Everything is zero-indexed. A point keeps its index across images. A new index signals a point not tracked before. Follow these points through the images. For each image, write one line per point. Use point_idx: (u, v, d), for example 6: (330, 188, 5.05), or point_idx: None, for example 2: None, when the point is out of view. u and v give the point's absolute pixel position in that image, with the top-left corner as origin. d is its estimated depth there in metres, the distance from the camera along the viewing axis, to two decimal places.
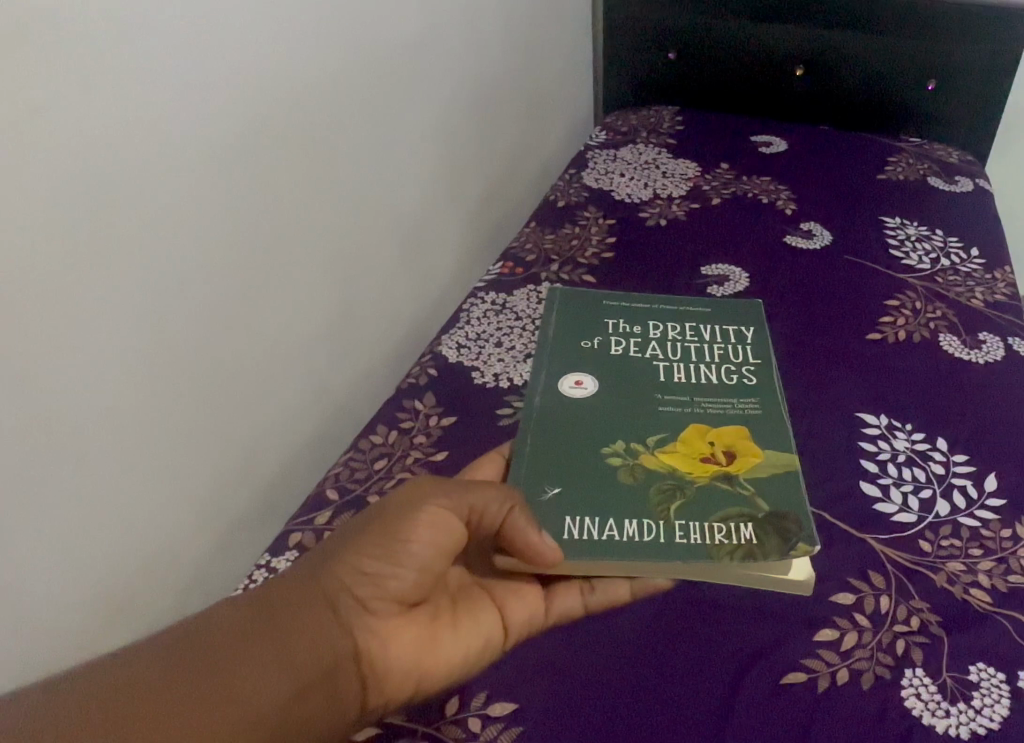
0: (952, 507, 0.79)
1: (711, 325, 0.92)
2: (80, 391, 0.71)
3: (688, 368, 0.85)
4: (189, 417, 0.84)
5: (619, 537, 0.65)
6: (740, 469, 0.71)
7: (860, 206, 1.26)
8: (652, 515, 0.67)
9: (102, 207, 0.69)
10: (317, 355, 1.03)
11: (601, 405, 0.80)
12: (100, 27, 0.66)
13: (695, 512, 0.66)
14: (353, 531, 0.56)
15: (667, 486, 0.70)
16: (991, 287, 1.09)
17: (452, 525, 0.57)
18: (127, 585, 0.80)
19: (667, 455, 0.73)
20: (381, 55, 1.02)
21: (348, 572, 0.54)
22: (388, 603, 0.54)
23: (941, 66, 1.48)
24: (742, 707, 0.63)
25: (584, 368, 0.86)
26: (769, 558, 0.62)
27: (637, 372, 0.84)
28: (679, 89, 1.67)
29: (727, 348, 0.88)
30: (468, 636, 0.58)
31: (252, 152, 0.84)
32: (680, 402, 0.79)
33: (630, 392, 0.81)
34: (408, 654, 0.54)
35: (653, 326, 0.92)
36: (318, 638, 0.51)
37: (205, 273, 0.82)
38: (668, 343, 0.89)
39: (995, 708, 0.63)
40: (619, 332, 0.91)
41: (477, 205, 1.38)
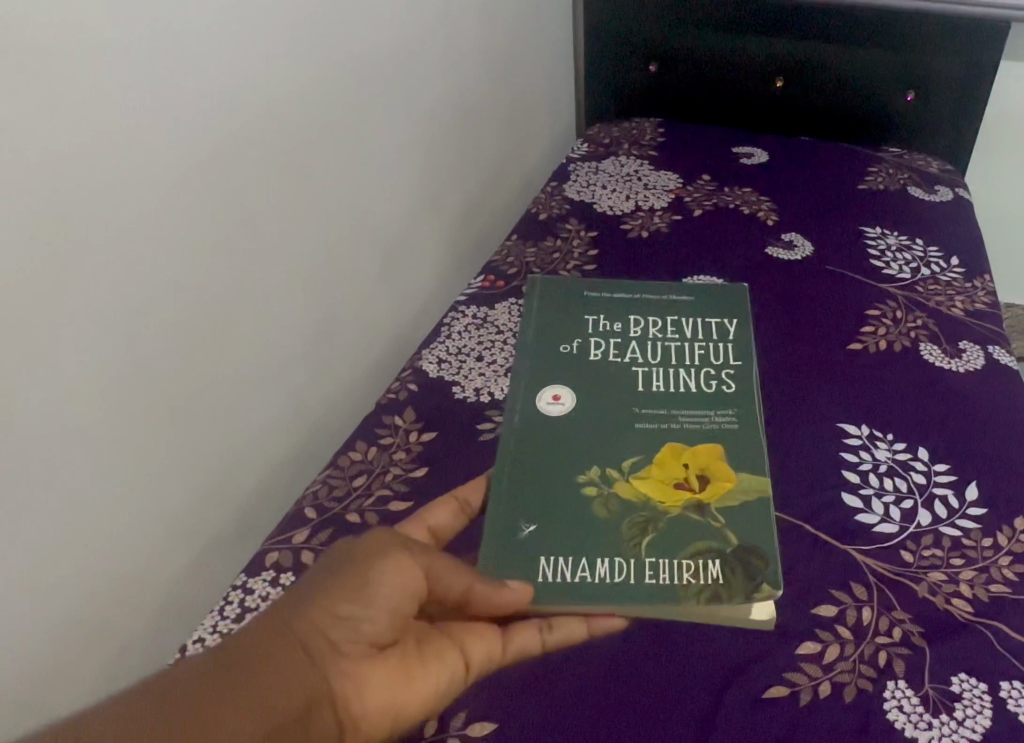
0: (934, 517, 0.79)
1: (691, 318, 0.97)
2: (52, 409, 0.70)
3: (666, 373, 0.90)
4: (163, 437, 0.83)
5: (592, 578, 0.70)
6: (713, 497, 0.76)
7: (841, 216, 1.26)
8: (625, 552, 0.72)
9: (75, 224, 0.69)
10: (296, 369, 1.03)
11: (577, 417, 0.85)
12: (70, 43, 0.66)
13: (666, 548, 0.72)
14: (319, 580, 0.56)
15: (640, 519, 0.74)
16: (970, 296, 1.09)
17: (416, 570, 0.59)
18: (105, 606, 0.80)
19: (640, 482, 0.78)
20: (357, 66, 1.02)
21: (320, 616, 0.53)
22: (361, 645, 0.54)
23: (920, 77, 1.49)
24: (722, 722, 0.63)
25: (561, 376, 0.90)
26: (734, 599, 0.68)
27: (615, 376, 0.90)
28: (659, 100, 1.68)
29: (707, 348, 0.93)
30: (438, 677, 0.57)
31: (227, 165, 0.84)
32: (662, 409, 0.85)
33: (609, 398, 0.87)
34: (386, 693, 0.53)
35: (632, 325, 0.97)
36: (292, 677, 0.50)
37: (179, 287, 0.81)
38: (647, 342, 0.94)
39: (978, 719, 0.63)
40: (599, 333, 0.96)
41: (458, 218, 1.38)
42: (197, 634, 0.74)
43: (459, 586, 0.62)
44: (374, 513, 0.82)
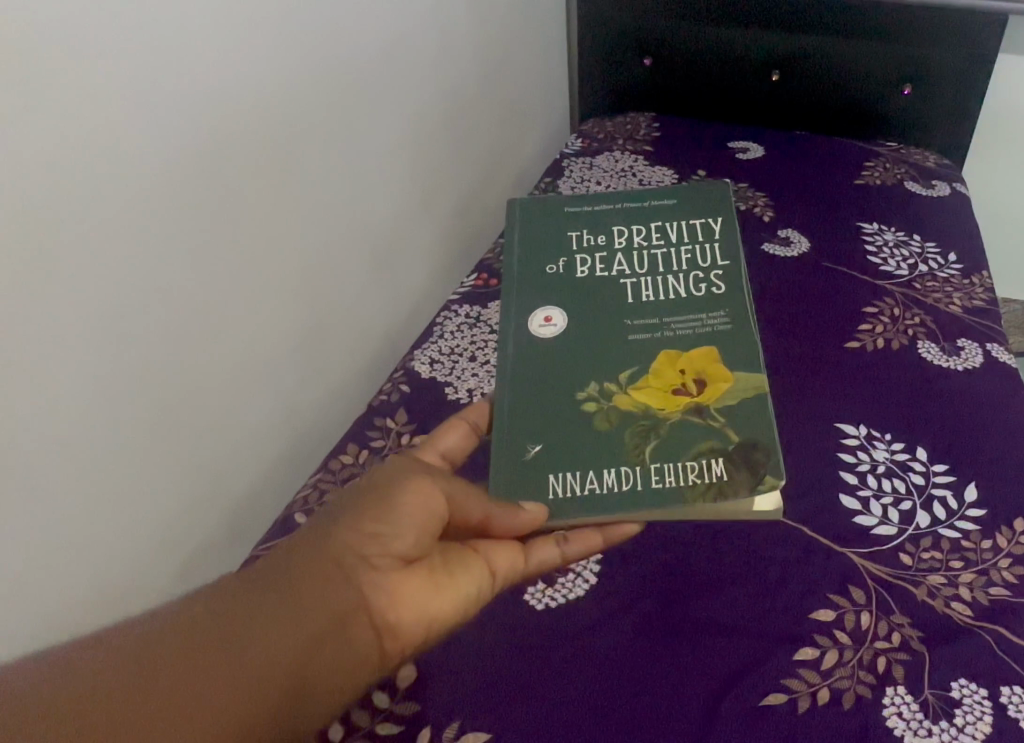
0: (933, 518, 0.78)
1: (674, 213, 0.89)
2: (38, 420, 0.69)
3: (656, 282, 0.84)
4: (151, 444, 0.82)
5: (599, 489, 0.69)
6: (711, 396, 0.74)
7: (837, 212, 1.25)
8: (630, 460, 0.70)
9: (59, 231, 0.68)
10: (287, 372, 1.02)
11: (574, 334, 0.82)
12: (48, 48, 0.64)
13: (668, 453, 0.70)
14: (348, 503, 0.58)
15: (643, 425, 0.73)
16: (968, 292, 1.08)
17: (438, 492, 0.60)
18: (93, 615, 0.79)
19: (639, 391, 0.76)
20: (346, 65, 1.00)
21: (349, 537, 0.56)
22: (390, 560, 0.56)
23: (918, 71, 1.48)
24: (719, 728, 0.62)
25: (550, 295, 0.86)
26: (739, 494, 0.66)
27: (603, 294, 0.85)
28: (654, 94, 1.66)
29: (697, 250, 0.86)
30: (467, 587, 0.59)
31: (216, 166, 0.83)
32: (656, 317, 0.81)
33: (600, 317, 0.82)
34: (414, 602, 0.56)
35: (618, 233, 0.89)
36: (325, 590, 0.53)
37: (166, 292, 0.80)
38: (633, 253, 0.87)
39: (978, 725, 0.62)
40: (583, 249, 0.90)
41: (451, 215, 1.37)
42: None
43: (479, 511, 0.63)
44: None
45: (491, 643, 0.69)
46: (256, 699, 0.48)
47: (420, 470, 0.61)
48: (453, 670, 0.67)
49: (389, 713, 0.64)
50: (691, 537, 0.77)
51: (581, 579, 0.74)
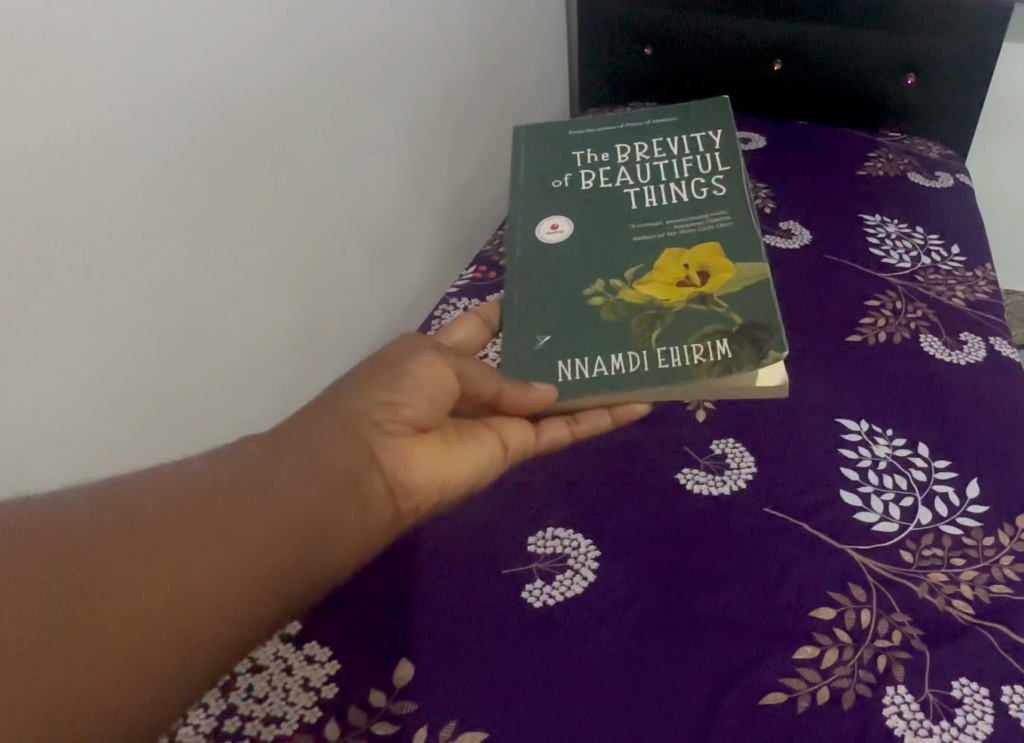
0: (934, 515, 0.77)
1: (679, 135, 1.04)
2: (16, 417, 0.69)
3: (657, 190, 0.98)
4: (141, 440, 0.83)
5: (608, 371, 0.80)
6: (716, 288, 0.84)
7: (839, 203, 1.24)
8: (637, 345, 0.81)
9: (39, 229, 0.68)
10: (281, 365, 1.02)
11: (592, 241, 0.95)
12: (32, 49, 0.64)
13: (672, 338, 0.81)
14: (362, 376, 0.65)
15: (648, 316, 0.84)
16: (972, 285, 1.07)
17: (444, 377, 0.67)
18: None
19: (645, 288, 0.87)
20: (337, 56, 0.99)
21: (360, 408, 0.63)
22: (402, 427, 0.64)
23: (921, 60, 1.46)
24: (717, 726, 0.62)
25: (559, 206, 1.00)
26: (743, 368, 0.76)
27: (609, 207, 0.98)
28: (655, 84, 1.65)
29: (697, 159, 1.00)
30: (479, 453, 0.70)
31: (202, 161, 0.83)
32: (664, 221, 0.94)
33: (605, 226, 0.96)
34: (424, 467, 0.65)
35: (620, 151, 1.04)
36: (344, 454, 0.60)
37: (155, 288, 0.80)
38: (636, 166, 1.02)
39: (980, 725, 0.61)
40: (589, 166, 1.04)
41: (450, 206, 1.36)
42: None
43: (496, 387, 0.72)
44: None
45: (489, 641, 0.68)
46: (286, 552, 0.53)
47: (427, 348, 0.68)
48: (451, 669, 0.66)
49: (386, 712, 0.63)
50: (691, 535, 0.76)
51: (581, 576, 0.73)
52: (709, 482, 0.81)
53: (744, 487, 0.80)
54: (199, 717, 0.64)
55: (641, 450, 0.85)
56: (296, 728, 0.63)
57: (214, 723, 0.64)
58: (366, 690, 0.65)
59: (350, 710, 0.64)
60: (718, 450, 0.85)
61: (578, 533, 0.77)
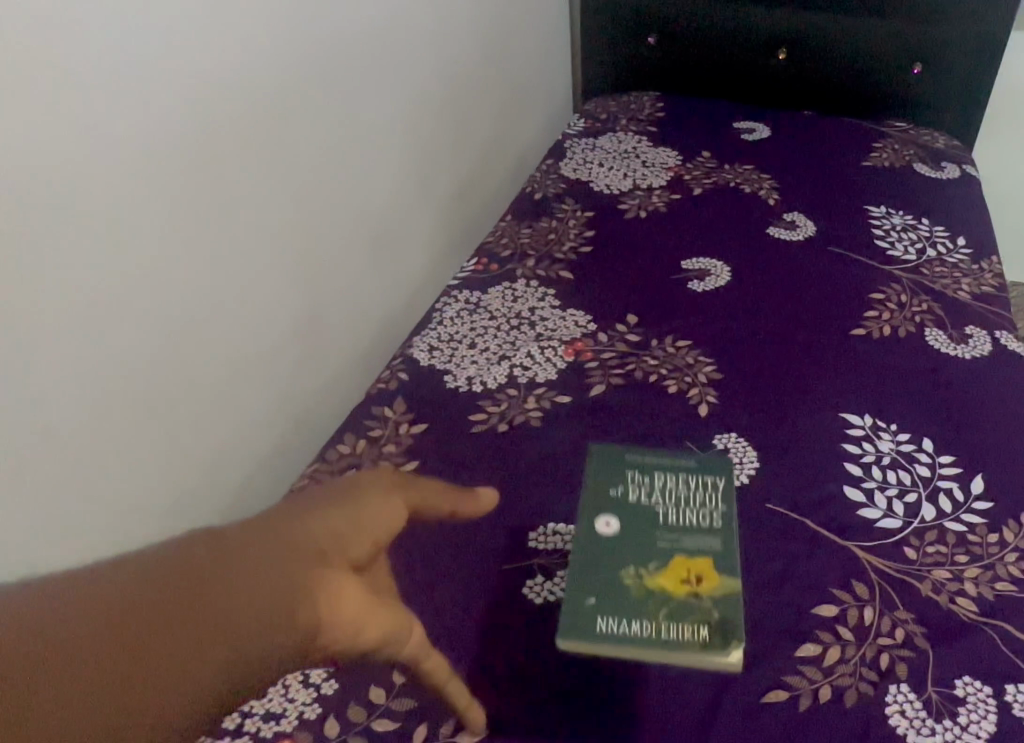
0: (938, 510, 0.76)
1: (687, 464, 0.71)
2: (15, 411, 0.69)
3: (668, 520, 0.65)
4: (140, 431, 0.82)
5: (637, 632, 0.57)
6: (710, 584, 0.59)
7: (844, 195, 1.23)
8: (643, 617, 0.57)
9: (28, 228, 0.66)
10: (280, 358, 1.01)
11: (627, 536, 0.64)
12: (30, 37, 0.63)
13: (662, 606, 0.58)
14: (312, 500, 0.51)
15: (659, 609, 0.58)
16: (977, 278, 1.06)
17: (394, 503, 0.54)
18: None
19: (659, 578, 0.60)
20: (334, 48, 0.98)
21: (298, 528, 0.48)
22: (337, 559, 0.48)
23: (927, 49, 1.44)
24: (717, 727, 0.61)
25: (593, 522, 0.65)
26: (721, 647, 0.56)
27: (636, 530, 0.64)
28: (658, 73, 1.63)
29: (701, 499, 0.67)
30: (400, 611, 0.49)
31: (195, 154, 0.81)
32: (680, 531, 0.64)
33: (639, 548, 0.63)
34: (354, 614, 0.45)
35: (636, 480, 0.69)
36: (275, 569, 0.44)
37: (152, 279, 0.79)
38: (662, 511, 0.66)
39: (982, 724, 0.61)
40: (631, 502, 0.67)
41: (451, 197, 1.35)
42: None
43: (444, 507, 0.60)
44: None
45: (488, 638, 0.68)
46: (181, 684, 0.39)
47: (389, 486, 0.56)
48: (450, 667, 0.66)
49: (385, 708, 0.63)
50: None
51: None
52: None
53: (746, 482, 0.80)
54: None
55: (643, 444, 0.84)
56: (295, 724, 0.63)
57: None
58: (364, 686, 0.65)
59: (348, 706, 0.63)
60: (720, 445, 0.84)
61: None
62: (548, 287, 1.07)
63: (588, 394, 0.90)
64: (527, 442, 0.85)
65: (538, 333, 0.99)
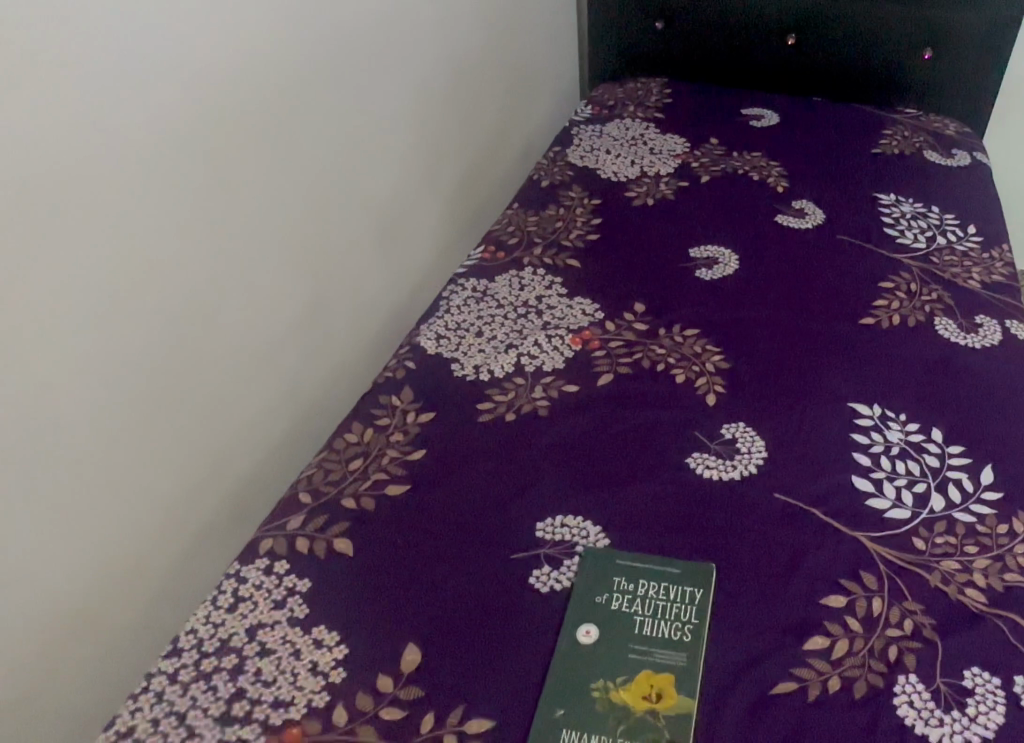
0: (948, 501, 0.76)
1: (673, 563, 0.72)
2: (20, 402, 0.68)
3: (648, 635, 0.67)
4: (145, 421, 0.82)
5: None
6: (667, 705, 0.62)
7: (853, 182, 1.21)
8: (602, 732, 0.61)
9: (30, 218, 0.66)
10: (286, 347, 1.01)
11: (605, 648, 0.66)
12: (31, 27, 0.63)
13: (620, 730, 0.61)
14: None
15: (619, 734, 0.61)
16: (988, 267, 1.05)
17: None
18: (95, 587, 0.80)
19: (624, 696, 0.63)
20: (338, 38, 0.97)
21: None
22: None
23: (938, 34, 1.43)
24: (724, 718, 0.61)
25: (579, 627, 0.67)
26: None
27: (616, 649, 0.66)
28: (666, 59, 1.62)
29: (681, 606, 0.68)
30: None
31: (198, 144, 0.80)
32: (650, 643, 0.66)
33: (617, 661, 0.65)
34: None
35: (625, 581, 0.71)
36: None
37: (155, 270, 0.79)
38: (644, 624, 0.68)
39: (991, 715, 0.61)
40: (619, 612, 0.69)
41: (457, 184, 1.34)
42: (187, 625, 0.70)
43: None
44: (372, 497, 0.79)
45: (495, 629, 0.68)
46: None
47: None
48: (457, 657, 0.66)
49: (394, 697, 0.63)
50: (699, 521, 0.75)
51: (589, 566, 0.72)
52: (719, 467, 0.80)
53: (754, 472, 0.80)
54: (207, 701, 0.64)
55: (651, 434, 0.84)
56: (304, 712, 0.62)
57: (223, 707, 0.63)
58: (372, 676, 0.64)
59: (356, 695, 0.63)
60: (729, 434, 0.84)
61: (586, 520, 0.76)
62: (555, 275, 1.07)
63: (595, 383, 0.90)
64: (533, 432, 0.85)
65: (545, 322, 0.99)
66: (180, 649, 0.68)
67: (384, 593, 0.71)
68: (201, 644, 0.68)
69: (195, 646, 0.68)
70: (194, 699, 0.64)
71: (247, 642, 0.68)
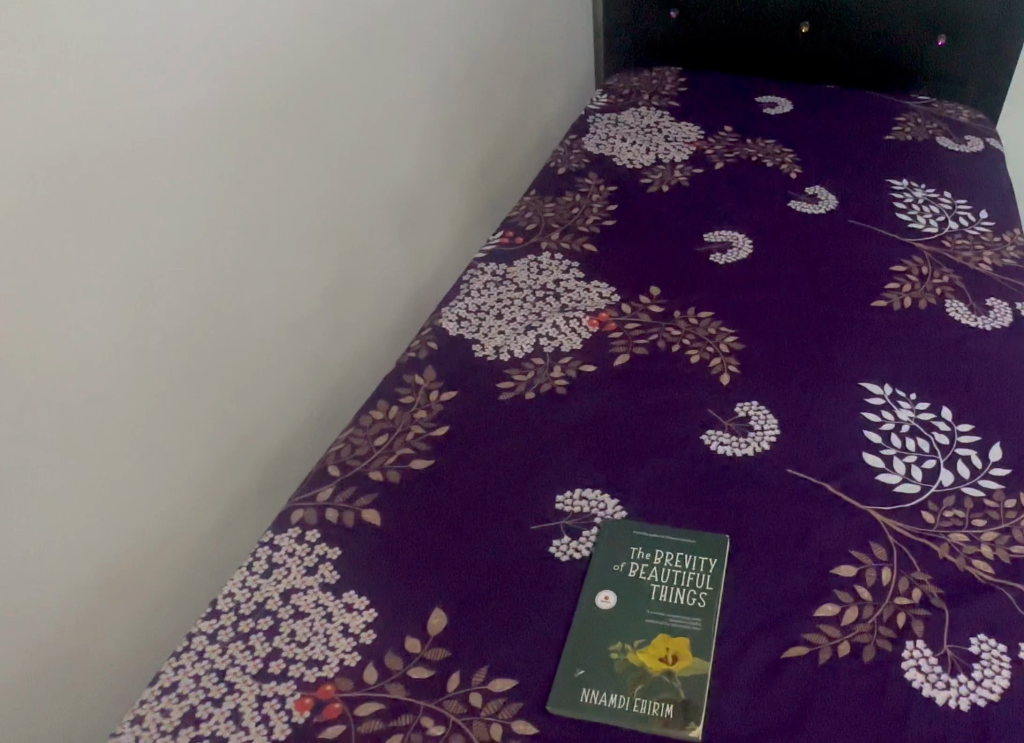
0: (956, 476, 0.78)
1: (687, 534, 0.74)
2: (63, 377, 0.72)
3: (663, 602, 0.69)
4: (177, 398, 0.85)
5: (613, 704, 0.63)
6: (682, 665, 0.64)
7: (866, 168, 1.23)
8: (620, 690, 0.63)
9: (74, 203, 0.70)
10: (310, 329, 1.04)
11: (624, 613, 0.69)
12: (76, 24, 0.67)
13: (637, 688, 0.63)
14: None
15: (636, 692, 0.63)
16: (1000, 251, 1.07)
17: None
18: (127, 558, 0.84)
19: (640, 657, 0.65)
20: (359, 30, 1.00)
21: None
22: None
23: (953, 21, 1.44)
24: (738, 679, 0.64)
25: (597, 594, 0.70)
26: (679, 720, 0.61)
27: (632, 615, 0.68)
28: (680, 48, 1.63)
29: (694, 574, 0.71)
30: None
31: (228, 133, 0.84)
32: (666, 608, 0.69)
33: (634, 626, 0.68)
34: None
35: (641, 551, 0.73)
36: None
37: (188, 252, 0.83)
38: (660, 592, 0.70)
39: (995, 680, 0.63)
40: (635, 580, 0.71)
41: (476, 171, 1.37)
42: (224, 590, 0.73)
43: None
44: (397, 471, 0.82)
45: (517, 596, 0.70)
46: None
47: None
48: (479, 622, 0.68)
49: (421, 658, 0.66)
50: (715, 495, 0.78)
51: (606, 537, 0.75)
52: (733, 443, 0.83)
53: (767, 448, 0.82)
54: (245, 659, 0.67)
55: (667, 412, 0.86)
56: (336, 670, 0.65)
57: (260, 665, 0.66)
58: (401, 639, 0.67)
59: (386, 656, 0.66)
60: (742, 412, 0.86)
61: (604, 493, 0.79)
62: (572, 260, 1.09)
63: (611, 364, 0.92)
64: (552, 410, 0.87)
65: (563, 304, 1.01)
66: (218, 611, 0.71)
67: (410, 562, 0.74)
68: (238, 607, 0.71)
69: (232, 609, 0.71)
70: (233, 657, 0.67)
71: (281, 605, 0.71)
